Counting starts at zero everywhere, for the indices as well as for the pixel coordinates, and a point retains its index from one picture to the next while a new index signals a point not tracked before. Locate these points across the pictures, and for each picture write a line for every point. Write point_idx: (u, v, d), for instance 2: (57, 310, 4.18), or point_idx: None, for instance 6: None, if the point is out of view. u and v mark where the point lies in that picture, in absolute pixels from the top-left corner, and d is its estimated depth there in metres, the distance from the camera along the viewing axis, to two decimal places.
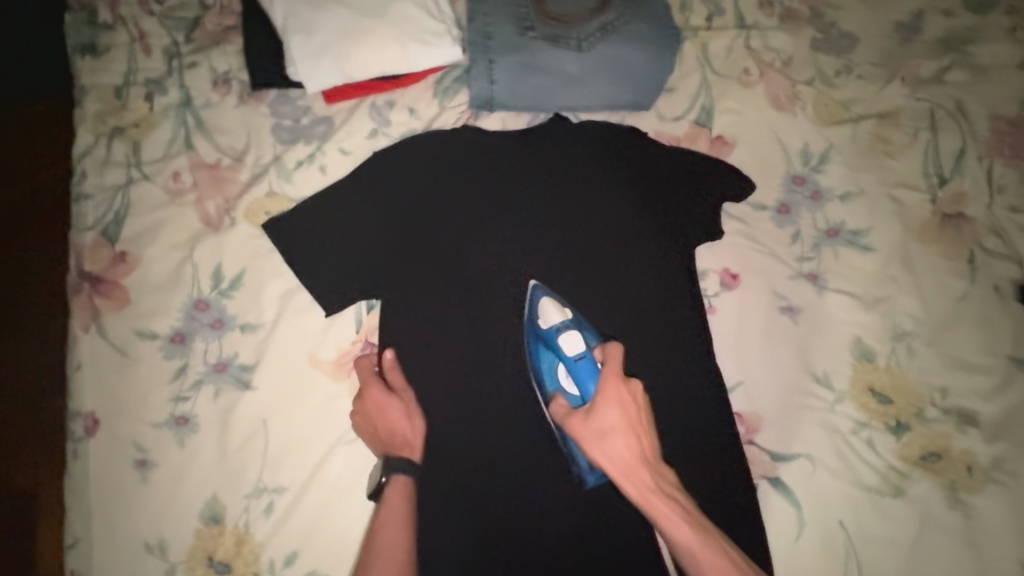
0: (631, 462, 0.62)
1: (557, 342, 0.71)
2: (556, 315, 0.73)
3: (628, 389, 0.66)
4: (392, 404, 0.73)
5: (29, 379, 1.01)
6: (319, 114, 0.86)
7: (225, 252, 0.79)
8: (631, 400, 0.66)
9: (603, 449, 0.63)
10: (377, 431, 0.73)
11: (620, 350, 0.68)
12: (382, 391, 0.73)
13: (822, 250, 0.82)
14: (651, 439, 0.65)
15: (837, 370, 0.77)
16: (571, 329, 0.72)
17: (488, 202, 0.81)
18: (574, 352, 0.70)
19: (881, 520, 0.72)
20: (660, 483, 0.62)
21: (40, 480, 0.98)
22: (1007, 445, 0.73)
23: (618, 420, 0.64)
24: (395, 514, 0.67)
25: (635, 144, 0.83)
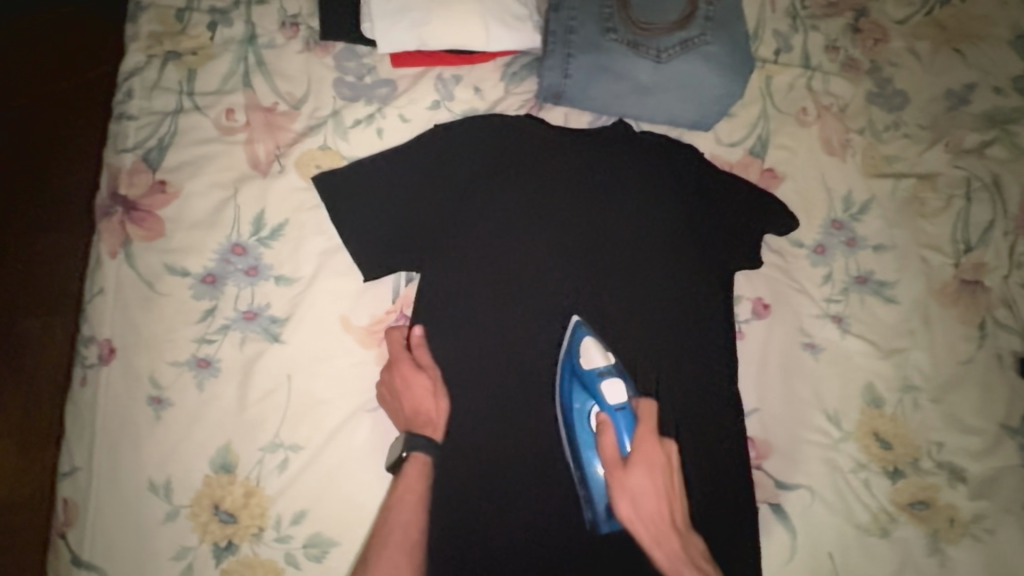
0: (661, 528, 0.64)
1: (598, 389, 0.72)
2: (599, 358, 0.74)
3: (663, 450, 0.68)
4: (419, 380, 0.72)
5: (28, 297, 0.99)
6: (382, 76, 0.84)
7: (269, 199, 0.77)
8: (667, 461, 0.68)
9: (635, 508, 0.65)
10: (402, 406, 0.72)
11: (656, 408, 0.70)
12: (411, 367, 0.72)
13: (849, 294, 0.85)
14: (680, 502, 0.67)
15: (846, 410, 0.81)
16: (613, 379, 0.73)
17: (543, 195, 0.80)
18: (613, 404, 0.71)
19: (866, 557, 0.76)
20: (687, 549, 0.64)
21: (23, 402, 0.95)
22: (988, 504, 0.78)
23: (653, 479, 0.66)
24: (411, 490, 0.67)
25: (692, 164, 0.85)
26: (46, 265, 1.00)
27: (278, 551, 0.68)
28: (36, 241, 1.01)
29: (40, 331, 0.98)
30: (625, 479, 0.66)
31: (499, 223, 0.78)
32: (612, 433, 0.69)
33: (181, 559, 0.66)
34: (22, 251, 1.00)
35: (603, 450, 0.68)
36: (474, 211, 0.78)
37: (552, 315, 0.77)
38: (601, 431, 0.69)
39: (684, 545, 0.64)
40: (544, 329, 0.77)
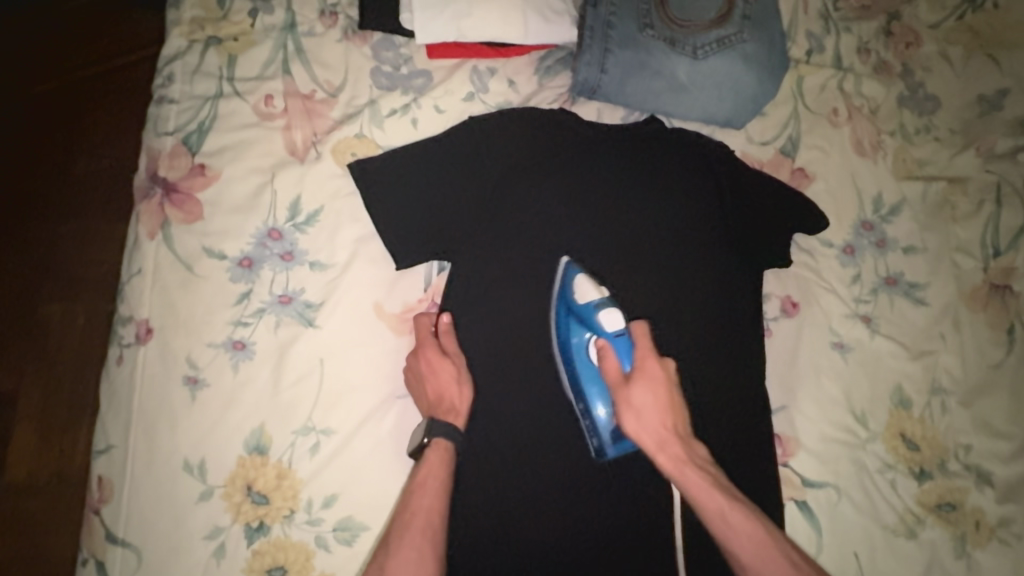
0: (664, 435, 0.63)
1: (595, 317, 0.71)
2: (594, 292, 0.73)
3: (661, 367, 0.67)
4: (444, 367, 0.72)
5: (58, 280, 1.00)
6: (418, 67, 0.84)
7: (306, 184, 0.78)
8: (664, 376, 0.67)
9: (636, 419, 0.65)
10: (426, 391, 0.72)
11: (648, 327, 0.69)
12: (437, 352, 0.72)
13: (879, 296, 0.85)
14: (683, 412, 0.66)
15: (874, 411, 0.81)
16: (608, 306, 0.72)
17: (578, 188, 0.81)
18: (610, 329, 0.71)
19: (892, 558, 0.76)
20: (691, 455, 0.63)
21: (49, 383, 0.96)
22: (1015, 507, 0.78)
23: (654, 394, 0.65)
24: (433, 480, 0.65)
25: (724, 162, 0.85)
26: (74, 249, 1.01)
27: (309, 533, 0.68)
28: (65, 225, 1.02)
29: (65, 315, 0.99)
30: (624, 395, 0.66)
31: (533, 215, 0.79)
32: (612, 355, 0.69)
33: (214, 539, 0.67)
34: (51, 234, 1.01)
35: (606, 367, 0.68)
36: (508, 203, 0.78)
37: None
38: (601, 355, 0.69)
39: (689, 452, 0.63)
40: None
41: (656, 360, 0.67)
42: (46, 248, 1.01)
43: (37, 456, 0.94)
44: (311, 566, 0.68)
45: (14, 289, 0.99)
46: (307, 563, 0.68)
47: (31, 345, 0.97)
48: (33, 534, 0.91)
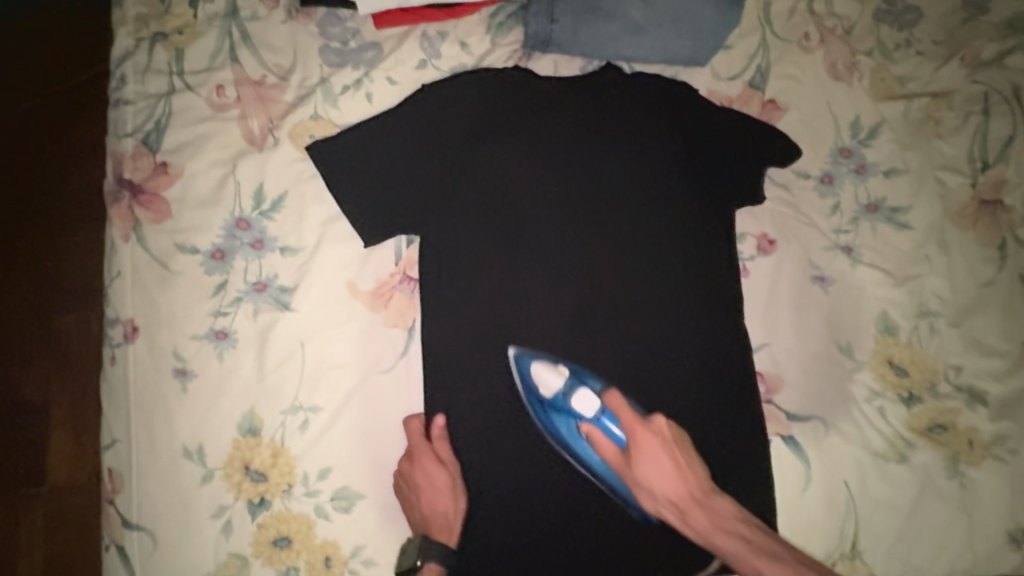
0: (683, 506, 0.65)
1: (570, 405, 0.70)
2: (554, 378, 0.71)
3: (654, 433, 0.67)
4: (439, 475, 0.71)
5: (71, 294, 1.03)
6: (367, 40, 0.83)
7: (268, 172, 0.78)
8: (661, 438, 0.66)
9: (655, 497, 0.67)
10: (419, 501, 0.71)
11: (621, 397, 0.69)
12: (432, 461, 0.71)
13: (860, 223, 0.83)
14: (699, 467, 0.67)
15: (860, 341, 0.80)
16: (576, 388, 0.70)
17: (537, 145, 0.80)
18: (588, 413, 0.69)
19: (884, 484, 0.77)
20: (719, 519, 0.64)
21: (79, 394, 1.00)
22: (1010, 423, 0.78)
23: (659, 461, 0.66)
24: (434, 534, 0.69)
25: (689, 103, 0.83)
26: (77, 262, 1.03)
27: (308, 504, 0.72)
28: (67, 240, 1.04)
29: (81, 326, 1.02)
30: (634, 478, 0.67)
31: (495, 179, 0.78)
32: (601, 437, 0.69)
33: (220, 516, 0.71)
34: (54, 252, 1.03)
35: (607, 453, 0.69)
36: (470, 169, 0.78)
37: (554, 268, 0.77)
38: (592, 442, 0.69)
39: (715, 516, 0.64)
40: (548, 282, 0.77)
41: (647, 429, 0.67)
42: (54, 265, 1.03)
43: (55, 462, 0.98)
44: (313, 534, 0.71)
45: (26, 309, 1.02)
46: (309, 532, 0.71)
47: (53, 360, 1.01)
48: (60, 533, 0.96)
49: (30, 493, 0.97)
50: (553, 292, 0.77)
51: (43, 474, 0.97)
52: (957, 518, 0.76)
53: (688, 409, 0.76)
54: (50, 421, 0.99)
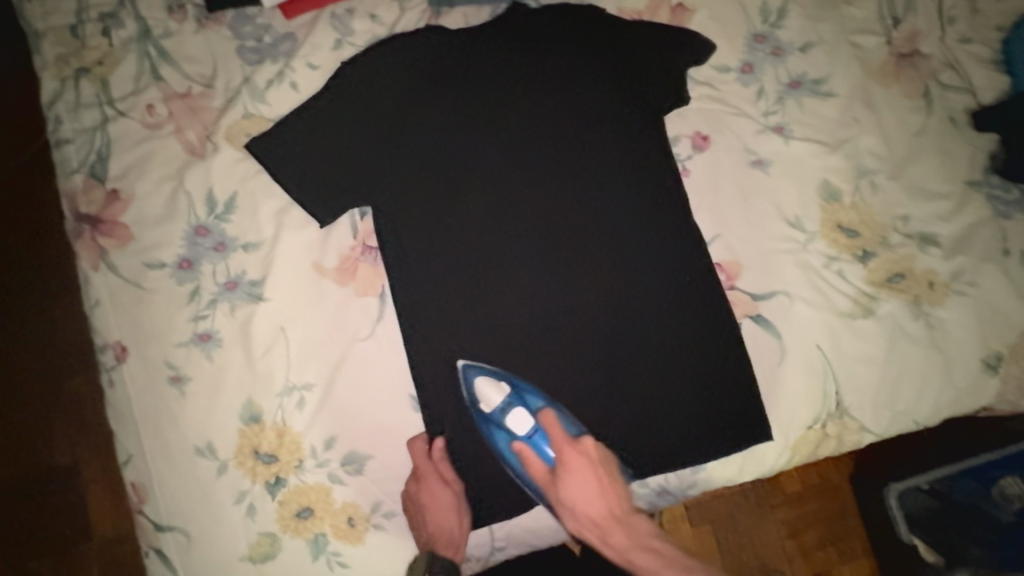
0: (603, 525, 0.73)
1: (506, 423, 0.75)
2: (495, 395, 0.75)
3: (582, 454, 0.73)
4: (444, 495, 0.75)
5: (72, 352, 1.06)
6: (280, 32, 0.85)
7: (214, 177, 0.81)
8: (588, 459, 0.73)
9: (577, 518, 0.74)
10: (425, 520, 0.75)
11: (557, 416, 0.75)
12: (438, 482, 0.75)
13: (786, 102, 0.85)
14: (620, 485, 0.75)
15: (807, 213, 0.82)
16: (514, 406, 0.75)
17: (462, 95, 0.82)
18: (522, 432, 0.75)
19: (856, 340, 0.80)
20: (633, 536, 0.73)
21: (101, 446, 1.04)
22: (963, 258, 0.81)
23: (585, 483, 0.73)
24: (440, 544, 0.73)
25: (599, 24, 0.85)
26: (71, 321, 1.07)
27: (321, 474, 0.76)
28: (55, 303, 1.07)
29: (89, 381, 1.06)
30: (558, 497, 0.74)
31: (429, 137, 0.81)
32: (533, 457, 0.75)
33: (243, 502, 0.75)
34: (46, 316, 1.06)
35: (536, 471, 0.75)
36: (402, 131, 0.80)
37: (504, 210, 0.82)
38: (524, 459, 0.75)
39: (631, 532, 0.73)
40: (500, 224, 0.81)
41: (578, 450, 0.73)
42: (49, 328, 1.06)
43: (95, 511, 1.03)
44: (332, 500, 0.76)
45: (32, 375, 1.05)
46: (328, 499, 0.76)
47: (69, 418, 1.05)
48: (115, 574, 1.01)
49: (71, 533, 1.02)
50: (507, 232, 0.81)
51: (87, 525, 1.02)
52: (930, 357, 0.80)
53: (655, 312, 0.80)
54: (81, 476, 1.03)
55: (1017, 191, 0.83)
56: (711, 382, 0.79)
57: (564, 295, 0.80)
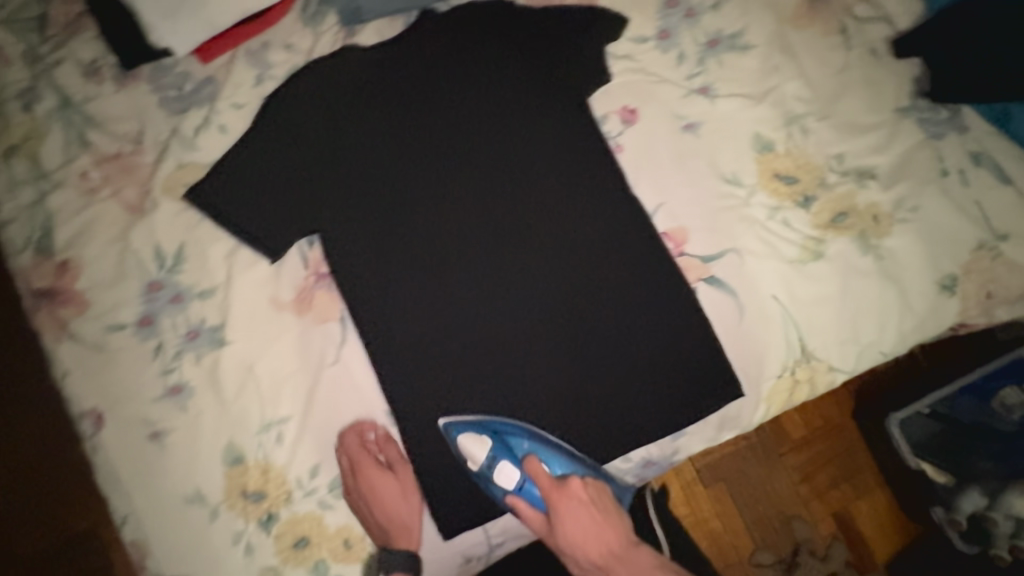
0: (606, 562, 0.77)
1: (495, 479, 0.78)
2: (480, 450, 0.77)
3: (571, 500, 0.77)
4: (385, 482, 0.79)
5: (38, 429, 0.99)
6: (199, 77, 0.86)
7: (158, 232, 0.82)
8: (580, 500, 0.77)
9: (580, 561, 0.78)
10: (373, 511, 0.78)
11: (539, 463, 0.77)
12: (377, 471, 0.78)
13: (707, 62, 0.85)
14: (617, 517, 0.78)
15: (744, 168, 0.83)
16: (499, 460, 0.78)
17: (390, 112, 0.85)
18: (512, 485, 0.78)
19: (810, 285, 0.81)
20: (637, 564, 0.77)
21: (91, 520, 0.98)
22: (902, 185, 0.82)
23: (581, 520, 0.77)
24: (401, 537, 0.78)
25: (510, 18, 0.86)
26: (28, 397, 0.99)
27: (311, 503, 0.78)
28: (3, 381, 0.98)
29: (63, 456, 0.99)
30: (558, 541, 0.78)
31: (365, 157, 0.84)
32: (525, 508, 0.78)
33: (240, 542, 0.77)
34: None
35: (532, 519, 0.79)
36: (337, 155, 0.83)
37: (449, 216, 0.84)
38: (519, 513, 0.79)
39: (632, 563, 0.76)
40: (447, 230, 0.83)
41: (565, 496, 0.77)
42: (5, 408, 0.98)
43: None
44: (325, 525, 0.78)
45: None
46: (322, 525, 0.78)
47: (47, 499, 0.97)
48: None
49: None
50: (455, 236, 0.83)
51: None
52: (884, 288, 0.81)
53: (610, 290, 0.81)
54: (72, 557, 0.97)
55: (945, 110, 0.84)
56: (675, 349, 0.80)
57: (519, 288, 0.82)
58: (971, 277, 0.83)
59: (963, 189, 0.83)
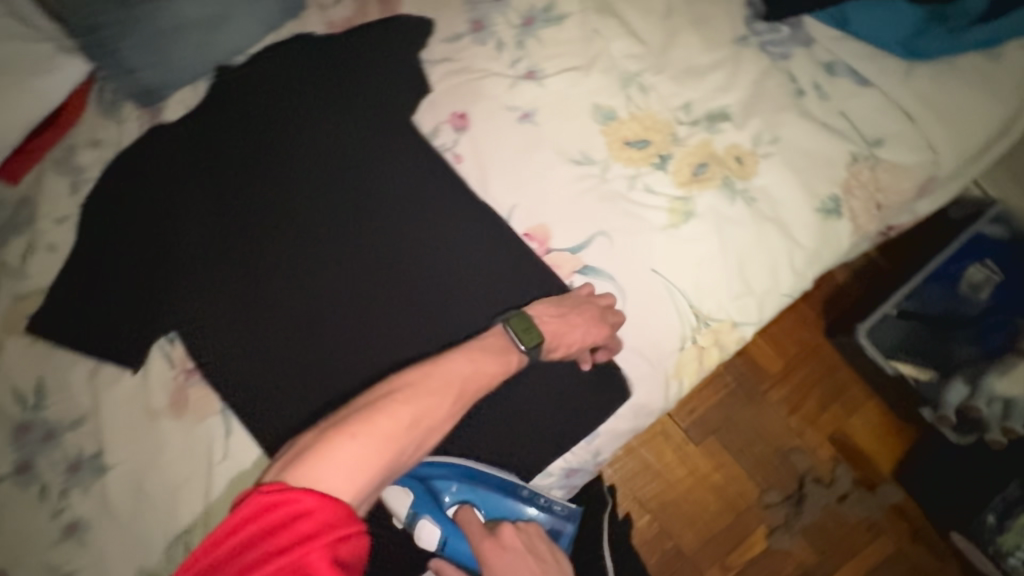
0: None
1: (419, 530, 0.72)
2: (402, 506, 0.72)
3: (503, 550, 0.68)
4: (382, 428, 0.57)
5: None
6: (13, 200, 0.81)
7: (13, 372, 0.78)
8: (514, 553, 0.68)
9: None
10: (338, 464, 0.54)
11: (468, 509, 0.71)
12: (382, 417, 0.58)
13: (527, 43, 0.80)
14: (555, 570, 0.69)
15: (591, 144, 0.78)
16: (421, 514, 0.72)
17: (214, 183, 0.80)
18: (436, 541, 0.72)
19: (689, 247, 0.76)
20: None
21: None
22: (757, 118, 0.77)
23: (515, 575, 0.67)
24: (370, 430, 0.57)
25: (312, 51, 0.81)
26: None
27: None
28: None
29: None
30: None
31: (203, 237, 0.79)
32: (452, 567, 0.70)
33: None
34: None
35: None
36: (175, 243, 0.79)
37: (299, 277, 0.77)
38: (446, 573, 0.70)
39: None
40: (299, 293, 0.77)
41: (497, 545, 0.68)
42: None
43: None
44: None
45: None
46: None
47: None
48: None
49: None
50: (309, 297, 0.77)
51: None
52: (766, 230, 0.76)
53: (484, 309, 0.75)
54: None
55: (785, 27, 0.80)
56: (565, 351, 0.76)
57: (388, 335, 0.75)
58: (855, 193, 0.78)
59: (823, 104, 0.78)
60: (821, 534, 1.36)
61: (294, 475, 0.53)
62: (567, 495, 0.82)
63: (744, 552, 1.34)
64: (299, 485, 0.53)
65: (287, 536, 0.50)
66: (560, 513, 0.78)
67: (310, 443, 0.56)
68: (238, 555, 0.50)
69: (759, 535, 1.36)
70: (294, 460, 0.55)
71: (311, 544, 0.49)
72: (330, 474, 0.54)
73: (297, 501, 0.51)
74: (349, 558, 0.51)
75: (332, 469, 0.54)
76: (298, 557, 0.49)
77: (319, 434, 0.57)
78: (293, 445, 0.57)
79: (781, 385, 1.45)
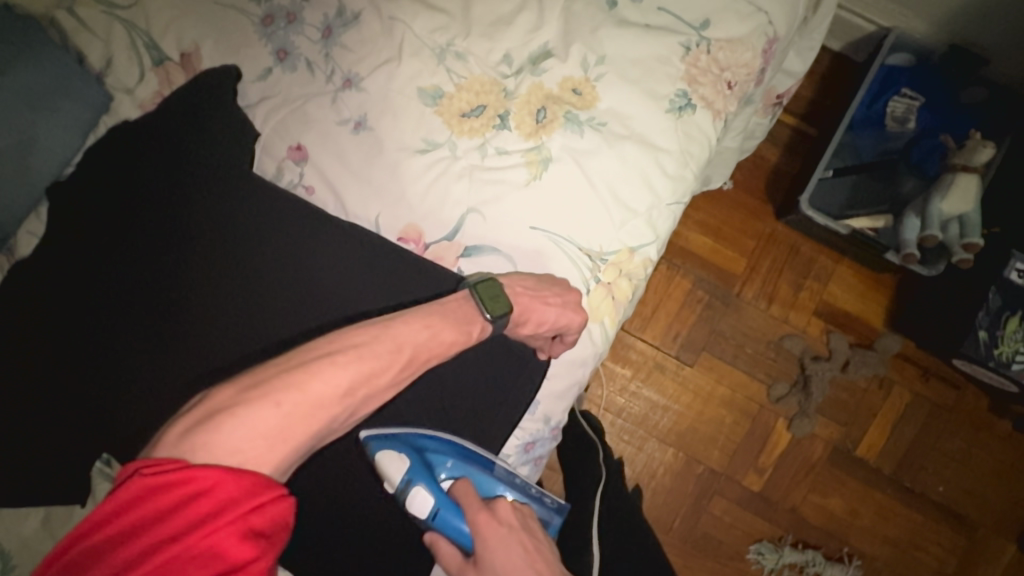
0: None
1: (410, 500, 0.68)
2: (398, 470, 0.68)
3: (499, 522, 0.66)
4: (318, 394, 0.55)
5: None
6: None
7: None
8: (508, 528, 0.66)
9: None
10: (271, 433, 0.53)
11: (468, 483, 0.69)
12: (319, 383, 0.56)
13: (334, 54, 0.79)
14: (547, 548, 0.66)
15: (429, 128, 0.76)
16: (416, 485, 0.68)
17: (70, 301, 0.75)
18: (427, 513, 0.68)
19: (559, 192, 0.75)
20: None
21: None
22: (578, 44, 0.76)
23: (508, 549, 0.64)
24: (306, 397, 0.55)
25: (129, 134, 0.79)
26: None
27: None
28: None
29: None
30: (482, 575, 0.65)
31: (72, 362, 0.74)
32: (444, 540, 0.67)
33: None
34: None
35: (448, 555, 0.66)
36: (47, 378, 0.73)
37: (186, 365, 0.72)
38: (436, 548, 0.66)
39: None
40: (188, 380, 0.72)
41: (493, 517, 0.66)
42: None
43: None
44: None
45: None
46: None
47: None
48: None
49: None
50: (204, 376, 0.72)
51: None
52: (625, 148, 0.75)
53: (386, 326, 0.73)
54: None
55: None
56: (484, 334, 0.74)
57: None
58: (700, 80, 0.76)
59: (637, 6, 0.77)
60: (834, 408, 1.36)
61: (212, 437, 0.51)
62: (537, 469, 0.83)
63: (771, 450, 1.35)
64: (218, 455, 0.50)
65: (182, 520, 0.47)
66: (550, 505, 0.78)
67: (225, 403, 0.53)
68: (138, 538, 0.47)
69: (779, 431, 1.36)
70: (207, 419, 0.52)
71: (215, 524, 0.47)
72: (258, 432, 0.52)
73: (199, 476, 0.48)
74: (267, 527, 0.50)
75: (258, 441, 0.52)
76: (202, 539, 0.47)
77: (239, 390, 0.54)
78: (206, 398, 0.54)
79: (752, 279, 1.40)
